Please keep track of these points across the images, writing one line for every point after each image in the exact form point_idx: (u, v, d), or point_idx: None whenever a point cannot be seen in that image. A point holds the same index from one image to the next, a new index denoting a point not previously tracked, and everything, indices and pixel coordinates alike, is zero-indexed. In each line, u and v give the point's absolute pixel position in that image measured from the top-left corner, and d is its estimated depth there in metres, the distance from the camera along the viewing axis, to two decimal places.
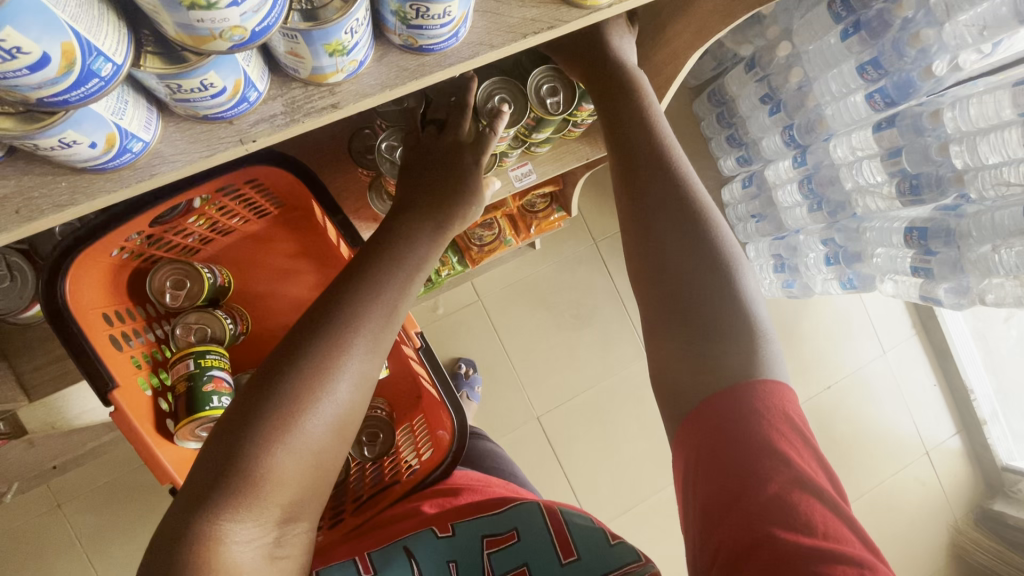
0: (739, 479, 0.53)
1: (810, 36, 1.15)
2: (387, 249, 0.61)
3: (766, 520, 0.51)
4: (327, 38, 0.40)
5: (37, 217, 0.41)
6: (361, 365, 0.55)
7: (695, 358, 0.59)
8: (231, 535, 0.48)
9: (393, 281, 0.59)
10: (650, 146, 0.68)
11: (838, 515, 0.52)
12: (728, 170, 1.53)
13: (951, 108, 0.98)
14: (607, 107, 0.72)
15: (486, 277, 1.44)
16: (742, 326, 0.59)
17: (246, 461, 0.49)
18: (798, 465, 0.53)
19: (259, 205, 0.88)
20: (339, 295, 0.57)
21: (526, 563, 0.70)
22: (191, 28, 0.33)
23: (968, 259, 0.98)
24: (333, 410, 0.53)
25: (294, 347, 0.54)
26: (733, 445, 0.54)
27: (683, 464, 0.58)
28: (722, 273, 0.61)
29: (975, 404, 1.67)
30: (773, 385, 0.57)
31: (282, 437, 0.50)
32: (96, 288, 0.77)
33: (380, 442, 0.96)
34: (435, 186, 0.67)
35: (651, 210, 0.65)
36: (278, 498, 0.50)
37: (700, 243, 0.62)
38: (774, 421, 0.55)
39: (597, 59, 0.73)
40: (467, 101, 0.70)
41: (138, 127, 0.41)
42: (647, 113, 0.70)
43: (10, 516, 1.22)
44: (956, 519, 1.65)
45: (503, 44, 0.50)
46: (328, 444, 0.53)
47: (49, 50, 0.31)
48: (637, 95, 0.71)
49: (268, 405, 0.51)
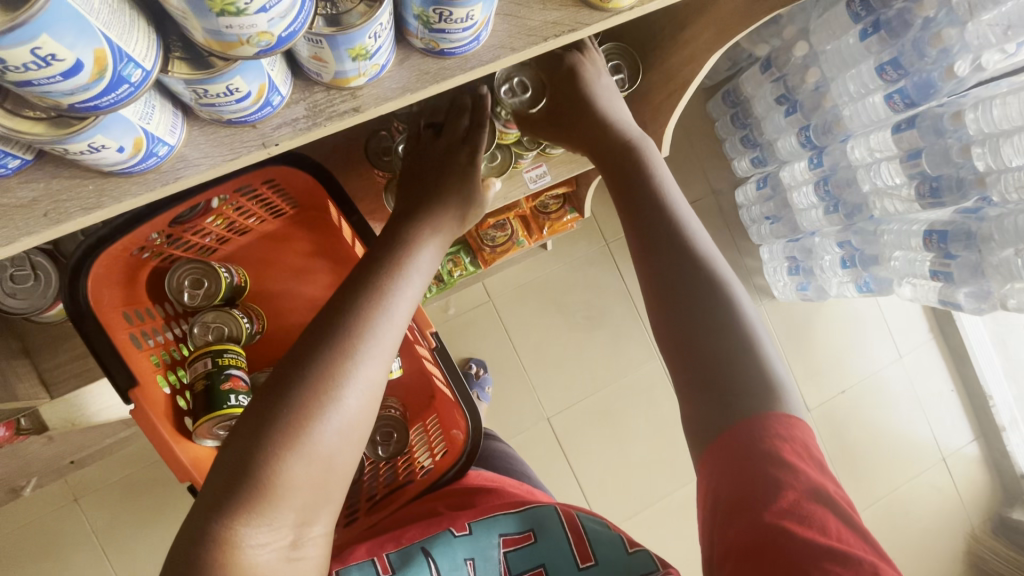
0: (757, 498, 0.53)
1: (828, 35, 1.14)
2: (391, 256, 0.62)
3: (785, 540, 0.51)
4: (351, 43, 0.40)
5: (64, 219, 0.42)
6: (369, 370, 0.55)
7: (703, 359, 0.60)
8: (249, 538, 0.48)
9: (395, 287, 0.59)
10: (630, 167, 0.71)
11: (850, 521, 0.53)
12: (742, 171, 1.50)
13: (973, 109, 0.96)
14: (584, 134, 0.75)
15: (498, 278, 1.44)
16: (739, 329, 0.60)
17: (257, 468, 0.49)
18: (817, 487, 0.54)
19: (275, 205, 0.88)
20: (343, 303, 0.57)
21: (542, 564, 0.71)
22: (219, 34, 0.33)
23: (989, 264, 0.97)
24: (342, 415, 0.53)
25: (300, 356, 0.54)
26: (753, 467, 0.54)
27: (704, 486, 0.58)
28: (709, 283, 0.62)
29: (994, 409, 1.65)
30: (794, 417, 0.57)
31: (294, 444, 0.50)
32: (116, 288, 0.78)
33: (394, 442, 0.93)
34: (435, 191, 0.69)
35: (645, 231, 0.67)
36: (292, 503, 0.50)
37: (683, 256, 0.64)
38: (795, 446, 0.55)
39: (569, 83, 0.74)
40: (467, 104, 0.75)
41: (164, 131, 0.41)
42: (627, 140, 0.73)
43: (30, 509, 1.24)
44: (972, 527, 1.63)
45: (524, 47, 0.50)
46: (339, 450, 0.52)
47: (82, 56, 0.31)
48: (612, 126, 0.74)
49: (279, 412, 0.51)
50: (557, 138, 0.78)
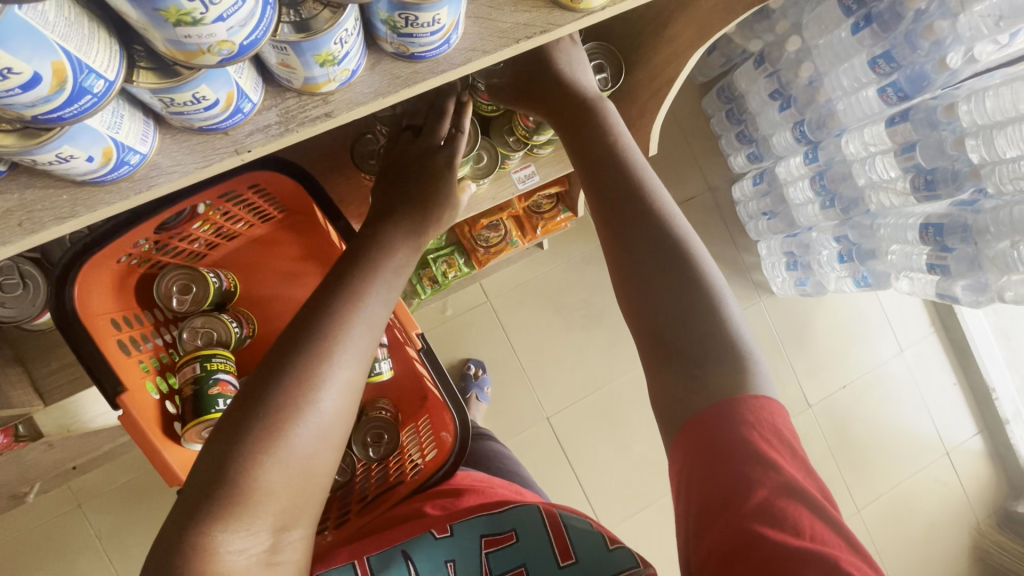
0: (728, 493, 0.54)
1: (820, 30, 1.14)
2: (365, 260, 0.62)
3: (756, 533, 0.51)
4: (317, 49, 0.41)
5: (39, 229, 0.42)
6: (346, 374, 0.55)
7: (678, 354, 0.61)
8: (226, 543, 0.48)
9: (371, 291, 0.60)
10: (594, 136, 0.69)
11: (822, 511, 0.53)
12: (738, 167, 1.51)
13: (966, 101, 0.95)
14: (546, 101, 0.74)
15: (494, 278, 1.44)
16: (708, 304, 0.61)
17: (233, 473, 0.50)
18: (788, 478, 0.54)
19: (263, 210, 0.89)
20: (319, 307, 0.58)
21: (524, 564, 0.70)
22: (179, 43, 0.34)
23: (986, 256, 0.97)
24: (319, 419, 0.53)
25: (276, 361, 0.54)
26: (725, 461, 0.55)
27: (678, 481, 0.59)
28: (674, 246, 0.63)
29: (998, 403, 1.64)
30: (764, 409, 0.58)
31: (270, 448, 0.50)
32: (104, 294, 0.79)
33: (385, 443, 0.96)
34: (404, 190, 0.70)
35: (609, 196, 0.66)
36: (270, 507, 0.50)
37: (648, 222, 0.64)
38: (765, 438, 0.56)
39: (542, 62, 0.73)
40: (446, 107, 0.75)
41: (135, 140, 0.42)
42: (583, 97, 0.72)
43: (34, 514, 1.25)
44: (977, 521, 1.62)
45: (496, 49, 0.50)
46: (316, 453, 0.53)
47: (39, 69, 0.32)
48: (575, 95, 0.72)
49: (256, 418, 0.51)
50: (516, 105, 0.78)
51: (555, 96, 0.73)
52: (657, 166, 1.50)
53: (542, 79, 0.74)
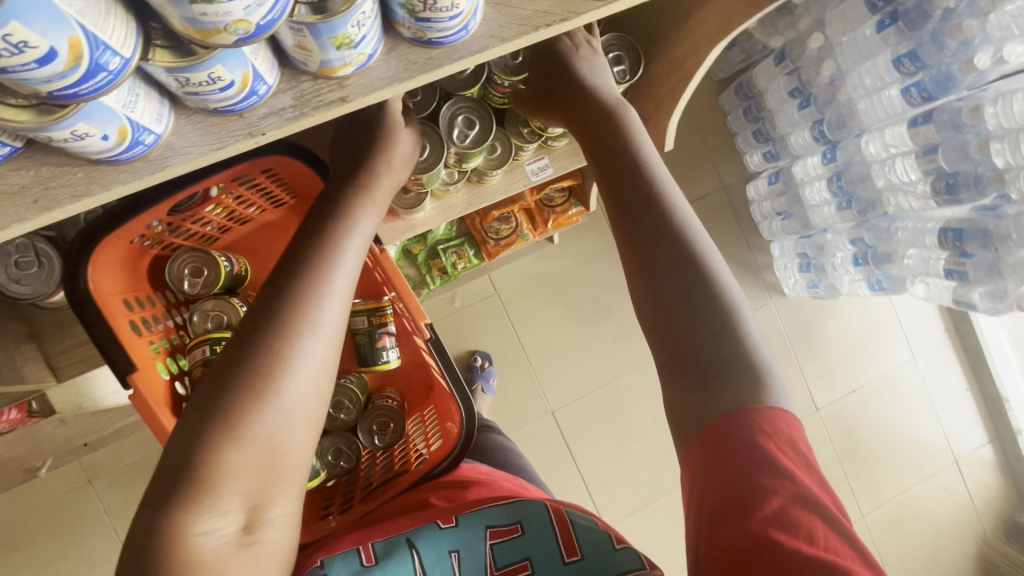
0: (740, 499, 0.53)
1: (843, 27, 1.12)
2: (317, 236, 0.62)
3: (770, 545, 0.50)
4: (333, 31, 0.40)
5: (54, 206, 0.42)
6: (308, 351, 0.55)
7: (678, 349, 0.61)
8: (196, 526, 0.49)
9: (325, 262, 0.60)
10: (614, 138, 0.71)
11: (836, 525, 0.53)
12: (754, 166, 1.48)
13: (993, 103, 0.93)
14: (569, 102, 0.75)
15: (504, 271, 1.43)
16: (721, 317, 0.61)
17: (195, 459, 0.50)
18: (802, 487, 0.53)
19: (275, 195, 0.89)
20: (280, 286, 0.58)
21: (529, 556, 0.70)
22: (195, 21, 0.34)
23: (1005, 263, 0.95)
24: (283, 398, 0.53)
25: (238, 347, 0.55)
26: (737, 467, 0.54)
27: (688, 484, 0.58)
28: (687, 256, 0.63)
29: (1011, 413, 1.61)
30: (780, 416, 0.57)
31: (232, 431, 0.51)
32: (116, 275, 0.79)
33: (390, 432, 0.97)
34: None
35: (627, 200, 0.67)
36: (235, 488, 0.51)
37: (667, 235, 0.64)
38: (779, 445, 0.55)
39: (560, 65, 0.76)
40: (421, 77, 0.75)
41: (150, 120, 0.41)
42: (605, 104, 0.74)
43: (45, 489, 1.26)
44: (984, 531, 1.60)
45: (514, 37, 0.49)
46: (284, 432, 0.53)
47: (55, 44, 0.31)
48: (592, 95, 0.75)
49: (218, 403, 0.52)
50: (534, 111, 0.81)
51: (579, 95, 0.75)
52: (672, 163, 1.48)
53: (561, 88, 0.76)
